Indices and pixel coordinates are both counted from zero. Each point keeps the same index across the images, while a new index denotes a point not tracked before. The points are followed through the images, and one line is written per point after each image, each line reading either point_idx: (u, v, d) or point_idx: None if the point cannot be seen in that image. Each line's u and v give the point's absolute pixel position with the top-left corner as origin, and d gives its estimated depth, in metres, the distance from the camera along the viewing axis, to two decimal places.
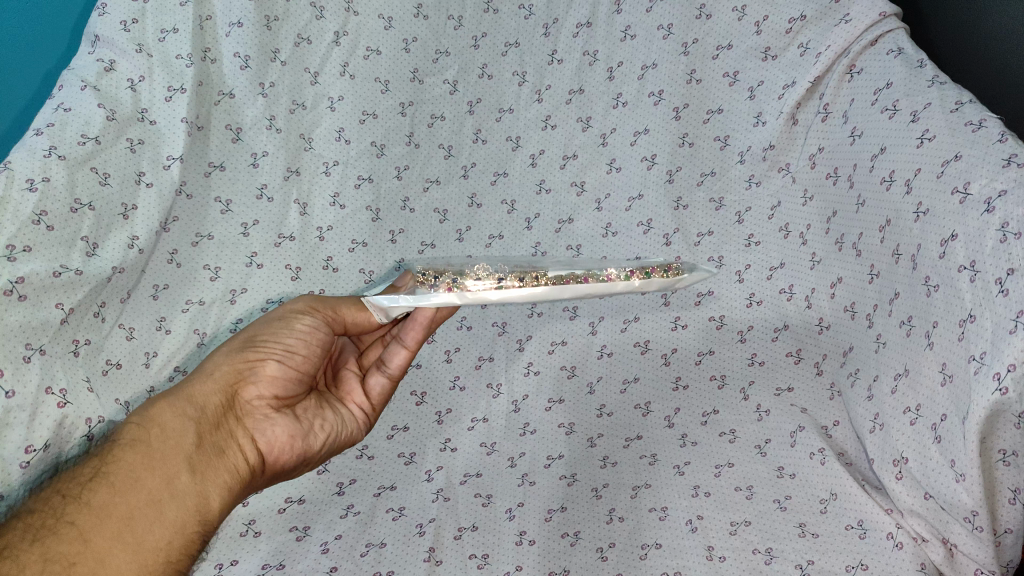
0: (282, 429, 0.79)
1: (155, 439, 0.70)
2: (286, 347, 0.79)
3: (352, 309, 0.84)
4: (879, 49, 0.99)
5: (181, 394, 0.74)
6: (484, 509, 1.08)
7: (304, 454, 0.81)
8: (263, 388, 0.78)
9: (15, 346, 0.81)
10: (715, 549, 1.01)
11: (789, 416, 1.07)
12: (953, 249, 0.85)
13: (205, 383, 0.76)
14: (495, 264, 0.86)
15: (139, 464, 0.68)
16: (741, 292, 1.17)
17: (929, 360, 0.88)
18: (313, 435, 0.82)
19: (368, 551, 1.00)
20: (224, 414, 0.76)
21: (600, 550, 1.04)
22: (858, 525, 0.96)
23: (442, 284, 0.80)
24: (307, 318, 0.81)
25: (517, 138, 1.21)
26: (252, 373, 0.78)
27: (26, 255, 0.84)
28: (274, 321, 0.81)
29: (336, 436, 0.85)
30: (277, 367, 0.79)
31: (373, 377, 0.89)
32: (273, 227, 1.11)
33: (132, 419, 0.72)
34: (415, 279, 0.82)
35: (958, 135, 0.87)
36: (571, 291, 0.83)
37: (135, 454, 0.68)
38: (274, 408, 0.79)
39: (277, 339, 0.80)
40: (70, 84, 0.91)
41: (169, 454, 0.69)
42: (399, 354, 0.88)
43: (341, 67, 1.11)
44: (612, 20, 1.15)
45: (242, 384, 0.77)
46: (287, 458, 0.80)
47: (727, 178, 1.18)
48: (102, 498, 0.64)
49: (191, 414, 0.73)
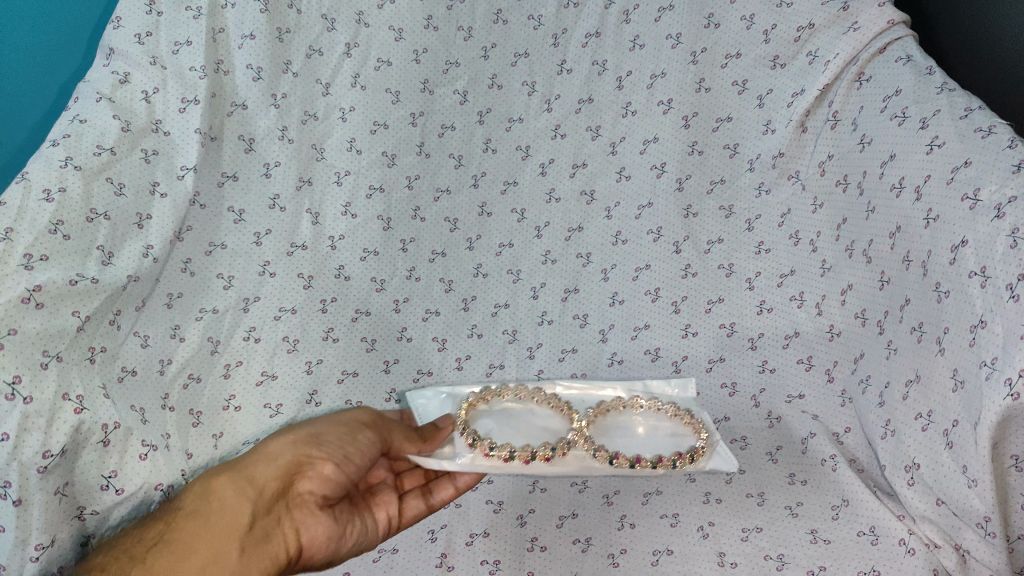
0: (324, 529, 0.83)
1: (213, 514, 0.77)
2: (346, 454, 0.87)
3: (402, 438, 0.95)
4: (888, 57, 1.02)
5: (247, 473, 0.81)
6: (495, 515, 1.06)
7: (333, 553, 0.86)
8: (316, 484, 0.84)
9: (32, 353, 0.82)
10: (726, 556, 0.97)
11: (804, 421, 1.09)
12: (963, 254, 0.86)
13: (270, 466, 0.83)
14: (534, 433, 1.07)
15: (195, 539, 0.74)
16: (752, 299, 1.17)
17: (940, 365, 0.88)
18: (345, 538, 0.86)
19: (380, 556, 1.01)
20: (277, 499, 0.81)
21: (611, 556, 1.00)
22: (870, 531, 0.95)
23: (479, 448, 1.00)
24: (368, 433, 0.90)
25: (526, 147, 1.21)
26: (312, 468, 0.85)
27: (43, 264, 0.84)
28: (341, 427, 0.90)
29: (361, 543, 0.90)
30: (334, 469, 0.85)
31: (412, 501, 0.97)
32: (286, 237, 1.12)
33: (196, 491, 0.80)
34: (461, 434, 1.02)
35: (968, 141, 0.88)
36: (595, 467, 1.04)
37: (192, 525, 0.75)
38: (321, 506, 0.84)
39: (341, 444, 0.88)
40: (85, 96, 0.92)
41: (222, 532, 0.75)
42: (447, 488, 0.99)
43: (352, 78, 1.12)
44: (621, 29, 1.16)
45: (300, 476, 0.84)
46: (319, 554, 0.84)
47: (737, 186, 1.18)
48: (161, 563, 0.71)
49: (251, 494, 0.79)
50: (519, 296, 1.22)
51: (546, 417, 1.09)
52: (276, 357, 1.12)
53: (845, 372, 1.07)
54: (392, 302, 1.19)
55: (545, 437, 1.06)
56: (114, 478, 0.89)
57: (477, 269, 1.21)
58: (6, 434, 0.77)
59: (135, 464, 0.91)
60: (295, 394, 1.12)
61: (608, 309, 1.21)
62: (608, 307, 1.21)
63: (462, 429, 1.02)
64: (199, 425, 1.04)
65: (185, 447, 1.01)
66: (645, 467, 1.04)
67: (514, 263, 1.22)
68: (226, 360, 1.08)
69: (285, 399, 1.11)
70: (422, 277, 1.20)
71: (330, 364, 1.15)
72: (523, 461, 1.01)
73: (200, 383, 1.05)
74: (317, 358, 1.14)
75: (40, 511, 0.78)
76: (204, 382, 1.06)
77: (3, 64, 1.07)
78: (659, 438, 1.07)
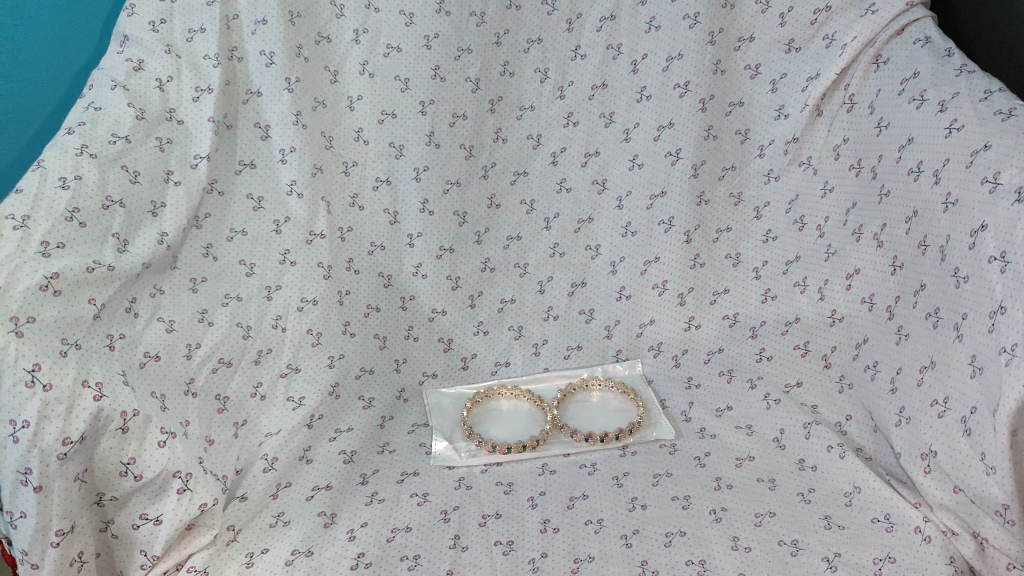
0: None
1: None
2: None
3: None
4: (905, 39, 1.04)
5: None
6: (506, 496, 1.02)
7: None
8: None
9: (51, 340, 0.80)
10: (740, 540, 0.92)
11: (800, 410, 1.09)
12: (983, 240, 0.85)
13: None
14: (524, 423, 1.15)
15: None
16: (758, 288, 1.20)
17: (957, 352, 0.87)
18: None
19: (394, 536, 0.93)
20: None
21: (624, 537, 0.93)
22: (885, 518, 0.93)
23: (484, 445, 1.09)
24: None
25: (538, 136, 1.20)
26: None
27: (61, 251, 0.84)
28: None
29: None
30: None
31: None
32: (304, 225, 1.10)
33: None
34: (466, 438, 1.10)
35: (987, 125, 0.89)
36: (575, 448, 1.10)
37: None
38: None
39: None
40: (101, 84, 0.95)
41: None
42: None
43: (361, 65, 1.12)
44: (637, 11, 1.13)
45: None
46: None
47: (746, 172, 1.20)
48: None
49: None
50: (526, 291, 1.25)
51: (532, 415, 1.16)
52: (302, 350, 1.10)
53: (845, 358, 1.09)
54: (399, 299, 1.21)
55: (531, 428, 1.14)
56: (133, 465, 0.83)
57: (484, 264, 1.23)
58: (27, 422, 0.75)
59: (155, 451, 0.84)
60: (317, 387, 1.10)
61: (615, 304, 1.25)
62: (614, 302, 1.25)
63: (466, 431, 1.10)
64: (225, 412, 1.01)
65: (206, 433, 0.97)
66: (612, 443, 1.10)
67: (521, 256, 1.24)
68: (258, 346, 1.06)
69: (308, 391, 1.09)
70: (428, 274, 1.21)
71: (350, 358, 1.14)
72: (517, 449, 1.08)
73: (230, 367, 1.03)
74: (339, 352, 1.13)
75: (61, 497, 0.77)
76: (234, 367, 1.03)
77: (19, 50, 1.08)
78: (623, 412, 1.16)
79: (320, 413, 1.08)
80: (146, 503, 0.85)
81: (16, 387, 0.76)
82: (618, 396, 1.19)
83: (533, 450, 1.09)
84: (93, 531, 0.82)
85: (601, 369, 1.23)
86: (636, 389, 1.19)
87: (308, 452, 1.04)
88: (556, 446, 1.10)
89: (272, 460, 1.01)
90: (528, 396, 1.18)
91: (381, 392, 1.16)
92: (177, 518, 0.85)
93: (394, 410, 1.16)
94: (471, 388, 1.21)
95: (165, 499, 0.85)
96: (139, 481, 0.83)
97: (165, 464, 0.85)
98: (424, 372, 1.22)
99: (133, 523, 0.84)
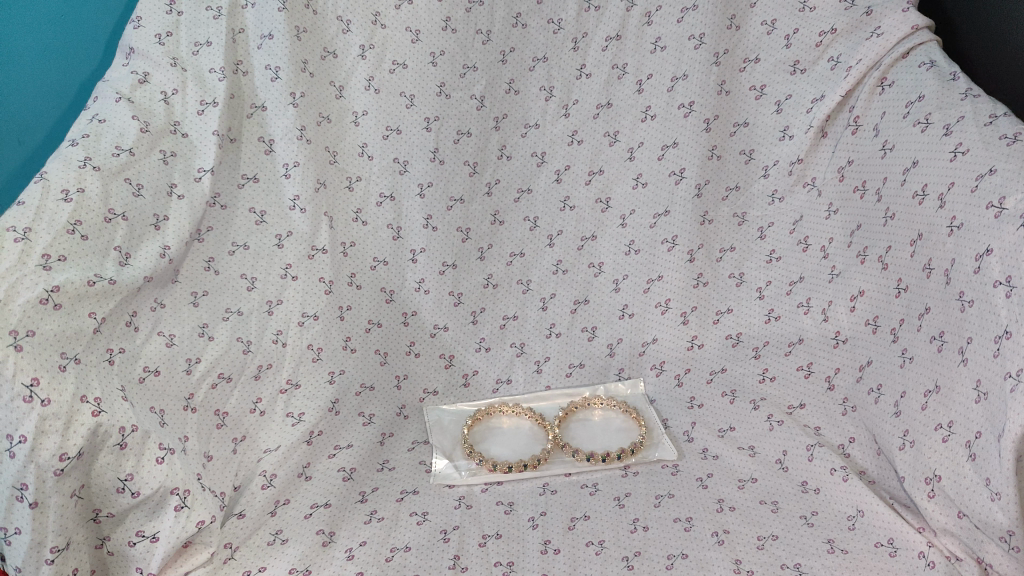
0: None
1: None
2: None
3: None
4: (910, 62, 1.04)
5: None
6: (506, 516, 1.00)
7: None
8: None
9: (49, 355, 0.79)
10: (743, 563, 0.91)
11: (803, 432, 1.08)
12: (989, 263, 0.85)
13: None
14: (527, 443, 1.14)
15: None
16: (761, 309, 1.20)
17: (962, 376, 0.87)
18: None
19: (393, 555, 0.92)
20: None
21: (625, 558, 0.92)
22: (889, 543, 0.92)
23: (485, 463, 1.08)
24: None
25: (542, 154, 1.20)
26: None
27: (61, 264, 0.83)
28: None
29: None
30: None
31: None
32: (307, 240, 1.09)
33: None
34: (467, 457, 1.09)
35: (993, 149, 0.89)
36: (576, 468, 1.09)
37: None
38: None
39: None
40: (105, 96, 0.95)
41: None
42: None
43: (366, 81, 1.11)
44: (643, 31, 1.14)
45: None
46: None
47: (750, 193, 1.20)
48: None
49: None
50: (528, 307, 1.25)
51: (534, 433, 1.15)
52: (302, 366, 1.09)
53: (849, 380, 1.09)
54: (400, 315, 1.20)
55: (533, 446, 1.13)
56: (130, 482, 0.82)
57: (487, 280, 1.23)
58: (24, 437, 0.74)
59: (152, 468, 0.83)
60: (317, 403, 1.09)
61: (617, 322, 1.25)
62: (616, 321, 1.25)
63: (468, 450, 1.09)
64: (223, 428, 1.00)
65: (204, 450, 0.96)
66: (614, 464, 1.09)
67: (523, 273, 1.24)
68: (258, 361, 1.06)
69: (307, 407, 1.08)
70: (431, 290, 1.21)
71: (351, 374, 1.13)
72: (518, 468, 1.08)
73: (229, 383, 1.02)
74: (340, 368, 1.12)
75: (56, 515, 0.76)
76: (233, 383, 1.03)
77: (22, 60, 1.09)
78: (625, 433, 1.15)
79: (320, 429, 1.08)
80: (143, 520, 0.84)
81: (13, 402, 0.75)
82: (620, 416, 1.18)
83: (534, 470, 1.08)
84: (88, 548, 0.82)
85: (604, 389, 1.23)
86: (639, 410, 1.18)
87: (308, 469, 1.04)
88: (558, 466, 1.09)
89: (271, 476, 1.00)
90: (530, 415, 1.17)
91: (381, 408, 1.16)
92: (174, 536, 0.84)
93: (394, 428, 1.15)
94: (472, 407, 1.20)
95: (162, 516, 0.84)
96: (137, 498, 0.83)
97: (163, 480, 0.84)
98: (424, 390, 1.22)
99: (130, 540, 0.83)
